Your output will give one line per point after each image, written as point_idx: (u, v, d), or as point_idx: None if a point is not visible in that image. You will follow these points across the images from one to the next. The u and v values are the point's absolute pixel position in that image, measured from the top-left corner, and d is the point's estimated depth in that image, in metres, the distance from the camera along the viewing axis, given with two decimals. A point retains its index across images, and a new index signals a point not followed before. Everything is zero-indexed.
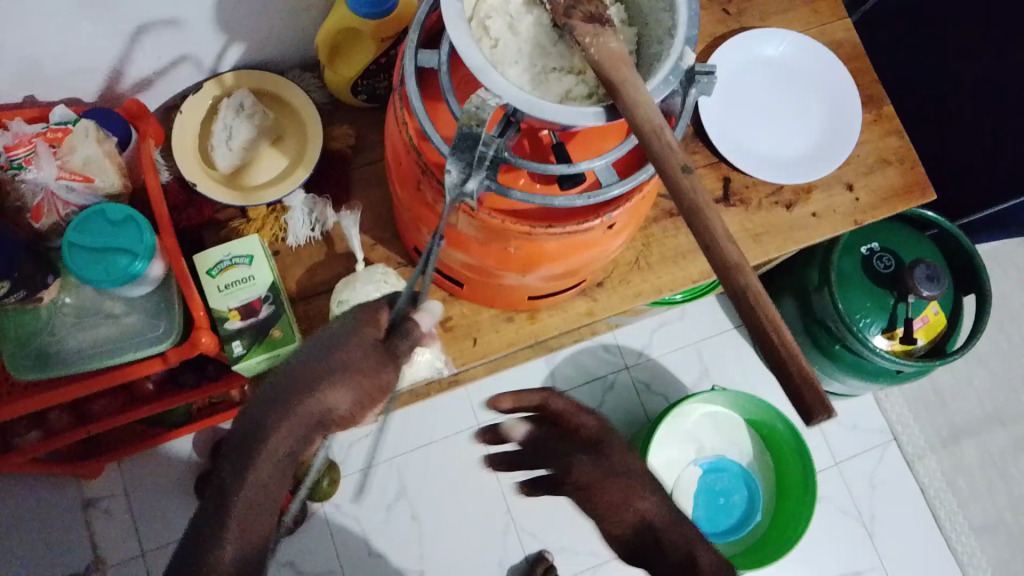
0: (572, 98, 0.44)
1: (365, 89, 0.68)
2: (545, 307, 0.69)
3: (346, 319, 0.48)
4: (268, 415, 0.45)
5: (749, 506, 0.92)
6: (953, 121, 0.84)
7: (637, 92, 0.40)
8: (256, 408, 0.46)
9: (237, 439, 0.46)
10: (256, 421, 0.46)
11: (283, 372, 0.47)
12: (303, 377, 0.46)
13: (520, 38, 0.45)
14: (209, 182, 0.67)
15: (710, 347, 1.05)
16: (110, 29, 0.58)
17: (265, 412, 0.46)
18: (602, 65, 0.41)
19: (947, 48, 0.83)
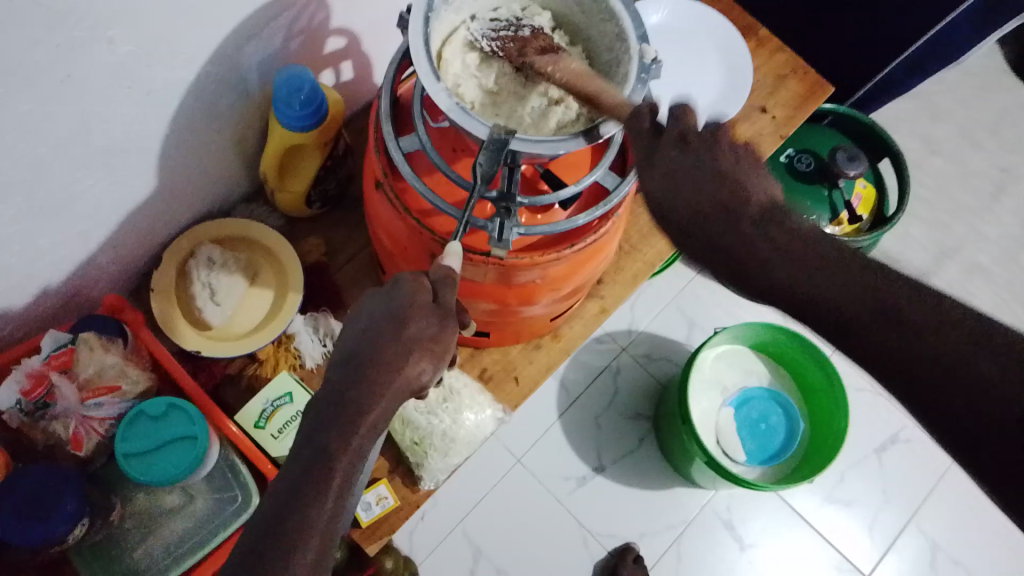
0: (566, 128, 0.48)
1: (319, 196, 0.69)
2: (564, 323, 0.72)
3: (389, 288, 0.44)
4: (353, 391, 0.40)
5: (789, 421, 0.98)
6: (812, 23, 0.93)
7: (613, 96, 0.45)
8: (334, 391, 0.41)
9: (318, 431, 0.40)
10: (342, 399, 0.40)
11: (346, 356, 0.42)
12: (384, 346, 0.41)
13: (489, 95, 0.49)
14: (209, 342, 0.64)
15: (685, 300, 1.12)
16: (69, 235, 0.57)
17: (353, 389, 0.40)
18: (572, 83, 0.46)
19: None
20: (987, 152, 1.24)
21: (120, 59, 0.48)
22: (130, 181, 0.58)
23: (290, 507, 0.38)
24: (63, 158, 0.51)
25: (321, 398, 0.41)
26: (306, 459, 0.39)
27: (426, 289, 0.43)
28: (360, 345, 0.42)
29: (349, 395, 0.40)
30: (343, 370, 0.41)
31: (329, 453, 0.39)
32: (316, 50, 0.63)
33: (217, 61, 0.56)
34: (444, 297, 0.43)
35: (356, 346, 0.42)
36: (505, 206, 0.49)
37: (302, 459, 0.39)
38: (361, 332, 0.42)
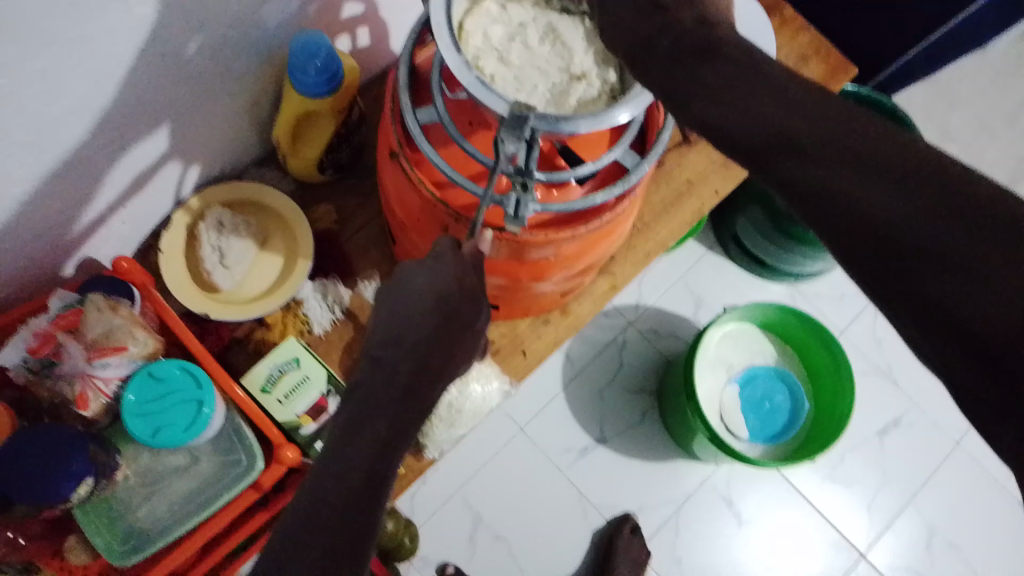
0: (587, 105, 0.48)
1: (331, 163, 0.68)
2: (573, 299, 0.71)
3: (431, 268, 0.44)
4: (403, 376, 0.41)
5: (794, 402, 0.98)
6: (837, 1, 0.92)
7: None
8: (385, 371, 0.41)
9: (378, 414, 0.39)
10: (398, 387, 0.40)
11: (392, 337, 0.42)
12: (433, 332, 0.42)
13: (511, 68, 0.48)
14: (218, 306, 0.64)
15: (694, 276, 1.11)
16: (78, 196, 0.57)
17: (412, 380, 0.41)
18: None
19: None
20: (1005, 141, 1.23)
21: (134, 19, 0.47)
22: (141, 143, 0.57)
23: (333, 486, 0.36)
24: (74, 121, 0.50)
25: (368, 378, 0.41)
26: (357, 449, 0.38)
27: (473, 274, 0.45)
28: (407, 328, 0.42)
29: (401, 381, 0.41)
30: (397, 351, 0.41)
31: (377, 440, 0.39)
32: (332, 16, 0.62)
33: (233, 24, 0.55)
34: (480, 279, 0.46)
35: (404, 329, 0.42)
36: (523, 182, 0.47)
37: (339, 426, 0.39)
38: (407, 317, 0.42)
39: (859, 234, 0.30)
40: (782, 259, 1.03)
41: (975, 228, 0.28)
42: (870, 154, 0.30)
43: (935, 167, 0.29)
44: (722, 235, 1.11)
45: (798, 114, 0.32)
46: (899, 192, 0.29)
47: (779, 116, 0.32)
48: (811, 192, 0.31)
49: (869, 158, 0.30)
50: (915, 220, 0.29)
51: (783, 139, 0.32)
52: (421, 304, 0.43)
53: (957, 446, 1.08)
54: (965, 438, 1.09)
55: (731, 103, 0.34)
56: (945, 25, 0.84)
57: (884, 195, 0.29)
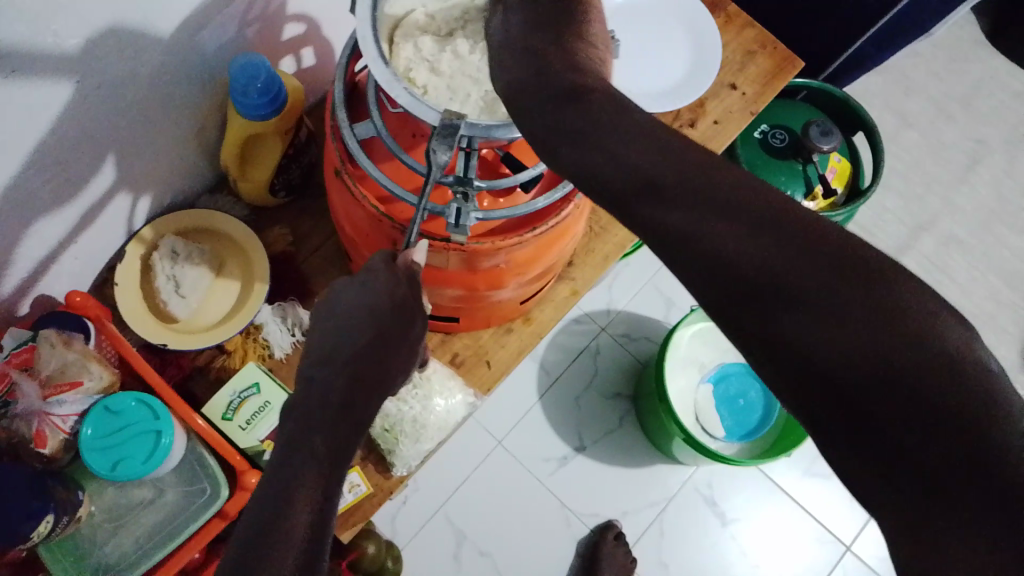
0: None
1: (283, 185, 0.68)
2: (535, 306, 0.72)
3: (358, 285, 0.45)
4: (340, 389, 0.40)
5: (767, 397, 0.98)
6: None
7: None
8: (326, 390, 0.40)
9: (317, 429, 0.38)
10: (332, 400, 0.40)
11: (325, 354, 0.42)
12: (366, 346, 0.43)
13: (444, 77, 0.49)
14: (175, 336, 0.64)
15: (663, 278, 1.12)
16: (26, 233, 0.56)
17: (350, 390, 0.41)
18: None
19: None
20: (960, 124, 1.25)
21: (67, 51, 0.47)
22: (87, 175, 0.57)
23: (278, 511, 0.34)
24: (14, 157, 0.50)
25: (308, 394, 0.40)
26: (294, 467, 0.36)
27: (403, 287, 0.45)
28: (339, 346, 0.43)
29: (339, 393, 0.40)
30: (331, 368, 0.41)
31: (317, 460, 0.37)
32: (274, 37, 0.62)
33: (171, 51, 0.54)
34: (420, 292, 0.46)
35: (338, 344, 0.42)
36: (463, 191, 0.49)
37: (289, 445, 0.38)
38: (337, 334, 0.43)
39: (730, 291, 0.28)
40: None
41: (843, 275, 0.26)
42: (737, 203, 0.28)
43: (802, 224, 0.28)
44: None
45: (662, 159, 0.30)
46: (766, 244, 0.27)
47: (644, 158, 0.30)
48: (679, 241, 0.29)
49: (736, 208, 0.28)
50: (787, 275, 0.27)
51: (645, 183, 0.30)
52: (353, 322, 0.43)
53: None
54: None
55: (600, 137, 0.32)
56: (887, 15, 0.85)
57: (749, 243, 0.28)
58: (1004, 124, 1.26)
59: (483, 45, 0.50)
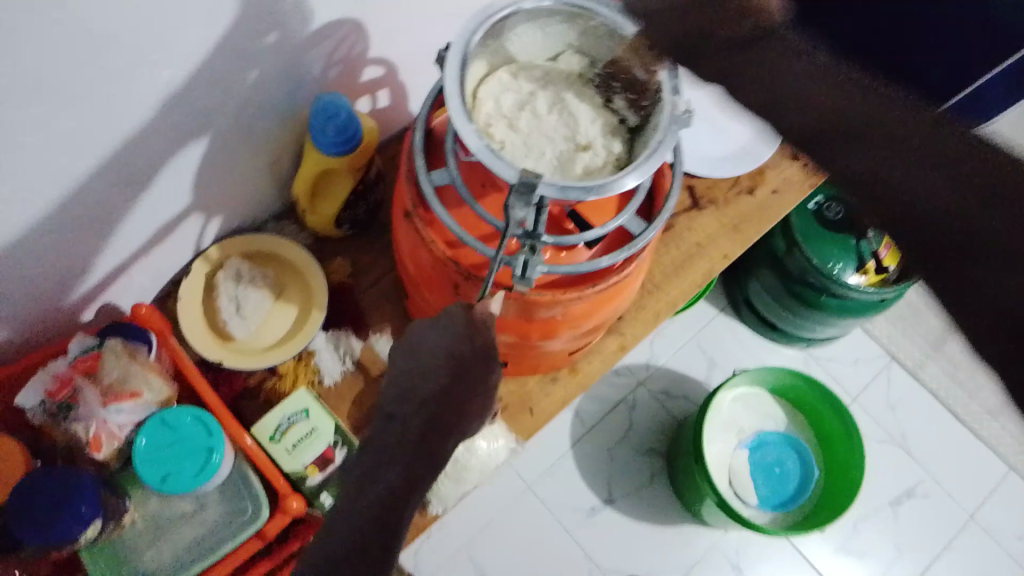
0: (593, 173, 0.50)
1: (349, 219, 0.71)
2: (581, 357, 0.72)
3: (443, 326, 0.45)
4: (419, 423, 0.43)
5: (804, 468, 0.97)
6: None
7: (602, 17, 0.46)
8: (397, 429, 0.43)
9: (395, 463, 0.41)
10: (413, 433, 0.42)
11: (407, 391, 0.43)
12: (446, 385, 0.44)
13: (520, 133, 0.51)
14: (232, 356, 0.66)
15: (706, 338, 1.12)
16: (102, 247, 0.59)
17: (426, 425, 0.42)
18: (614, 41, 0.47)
19: None
20: None
21: (166, 80, 0.49)
22: (166, 195, 0.60)
23: (369, 536, 0.40)
24: (102, 175, 0.52)
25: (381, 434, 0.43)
26: (375, 499, 0.41)
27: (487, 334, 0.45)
28: (419, 384, 0.44)
29: (419, 433, 0.42)
30: (410, 406, 0.43)
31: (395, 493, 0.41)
32: (354, 78, 0.65)
33: (259, 86, 0.57)
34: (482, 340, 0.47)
35: (419, 382, 0.44)
36: (531, 244, 0.49)
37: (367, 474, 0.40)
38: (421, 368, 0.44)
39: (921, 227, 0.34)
40: (795, 323, 1.03)
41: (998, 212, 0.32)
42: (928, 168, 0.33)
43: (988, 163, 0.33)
44: (734, 297, 1.12)
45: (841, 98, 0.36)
46: (955, 190, 0.33)
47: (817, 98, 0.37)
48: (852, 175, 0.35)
49: (936, 159, 0.33)
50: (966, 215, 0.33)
51: (836, 126, 0.36)
52: (435, 359, 0.44)
53: (974, 518, 1.06)
54: (980, 511, 1.07)
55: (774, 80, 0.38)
56: None
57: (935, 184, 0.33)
58: None
59: (560, 109, 0.53)
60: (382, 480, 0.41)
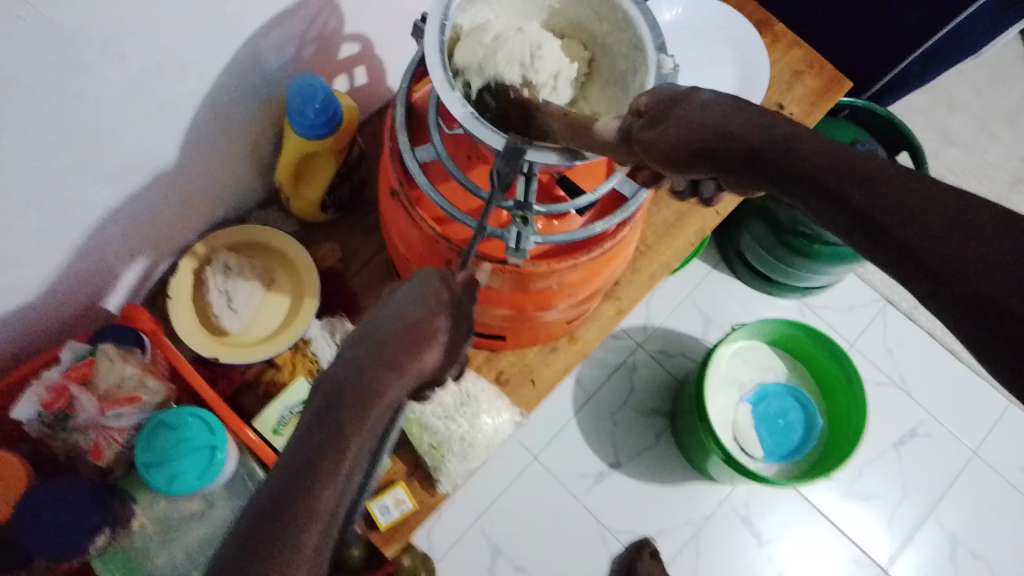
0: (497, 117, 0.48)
1: (334, 202, 0.69)
2: (580, 325, 0.71)
3: (409, 283, 0.43)
4: (374, 367, 0.37)
5: (807, 417, 0.98)
6: (834, 14, 0.95)
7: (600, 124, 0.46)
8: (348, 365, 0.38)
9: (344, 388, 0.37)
10: (362, 372, 0.37)
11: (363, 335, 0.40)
12: (408, 331, 0.40)
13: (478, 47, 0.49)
14: (227, 350, 0.65)
15: (701, 295, 1.11)
16: (85, 250, 0.57)
17: (377, 363, 0.38)
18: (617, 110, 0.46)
19: None
20: (1005, 143, 1.27)
21: (134, 74, 0.48)
22: (146, 192, 0.58)
23: (301, 488, 0.33)
24: (77, 175, 0.51)
25: (334, 374, 0.38)
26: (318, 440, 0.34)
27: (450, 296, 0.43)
28: (378, 331, 0.39)
29: (368, 371, 0.37)
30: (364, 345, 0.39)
31: (343, 430, 0.35)
32: (328, 57, 0.63)
33: (232, 71, 0.55)
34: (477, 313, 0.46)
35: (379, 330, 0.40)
36: (522, 215, 0.49)
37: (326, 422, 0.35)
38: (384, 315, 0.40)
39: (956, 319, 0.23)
40: (789, 274, 1.02)
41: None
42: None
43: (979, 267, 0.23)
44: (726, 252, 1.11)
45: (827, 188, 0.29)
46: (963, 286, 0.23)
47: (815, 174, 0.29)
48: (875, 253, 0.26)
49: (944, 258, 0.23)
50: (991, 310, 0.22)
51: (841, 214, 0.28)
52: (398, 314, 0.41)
53: (976, 454, 1.08)
54: (983, 446, 1.09)
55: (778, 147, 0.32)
56: (938, 34, 0.86)
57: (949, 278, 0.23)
58: None
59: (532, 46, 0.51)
60: (327, 420, 0.36)
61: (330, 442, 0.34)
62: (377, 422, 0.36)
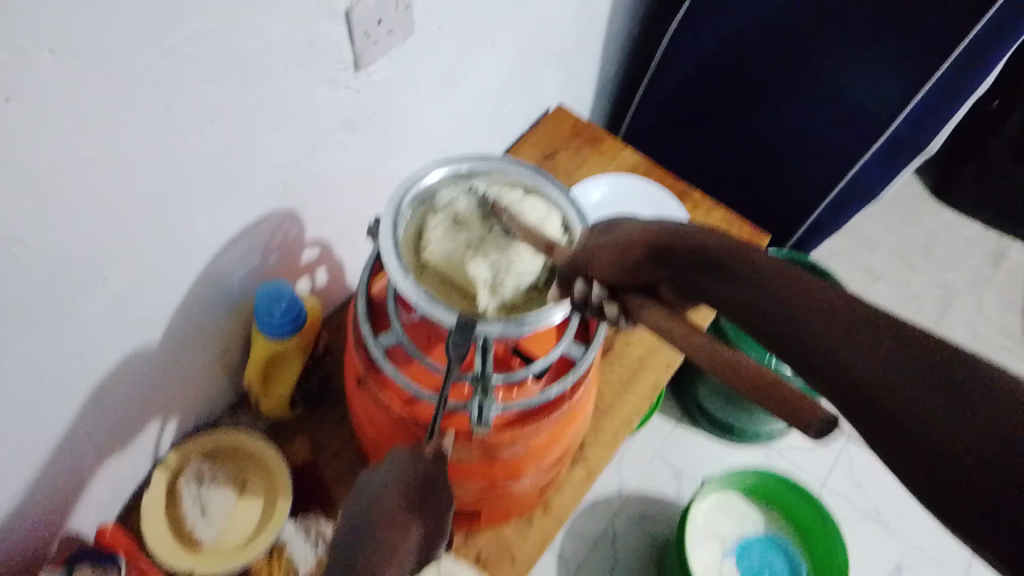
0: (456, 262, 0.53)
1: (302, 397, 0.72)
2: (552, 492, 0.73)
3: (391, 459, 0.45)
4: (367, 557, 0.40)
5: (790, 564, 0.98)
6: (745, 179, 1.06)
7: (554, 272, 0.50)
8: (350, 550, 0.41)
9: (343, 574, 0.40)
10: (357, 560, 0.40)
11: (355, 521, 0.42)
12: (394, 513, 0.42)
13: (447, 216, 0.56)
14: (201, 560, 0.64)
15: (669, 451, 1.13)
16: (60, 469, 0.58)
17: (368, 549, 0.40)
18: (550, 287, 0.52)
19: (713, 132, 1.04)
20: (924, 275, 1.37)
21: (113, 295, 0.52)
22: (121, 405, 0.60)
23: None
24: (56, 395, 0.53)
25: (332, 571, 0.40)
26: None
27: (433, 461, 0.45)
28: (365, 518, 0.42)
29: (362, 562, 0.40)
30: (358, 534, 0.41)
31: None
32: (293, 262, 0.68)
33: (202, 284, 0.59)
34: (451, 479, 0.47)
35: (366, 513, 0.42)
36: (482, 385, 0.53)
37: None
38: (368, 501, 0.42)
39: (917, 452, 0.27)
40: (747, 418, 1.06)
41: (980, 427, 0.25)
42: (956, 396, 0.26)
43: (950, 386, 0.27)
44: (686, 405, 1.15)
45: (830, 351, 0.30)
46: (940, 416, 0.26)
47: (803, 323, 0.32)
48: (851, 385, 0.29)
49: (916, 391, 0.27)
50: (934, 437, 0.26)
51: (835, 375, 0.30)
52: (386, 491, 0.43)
53: None
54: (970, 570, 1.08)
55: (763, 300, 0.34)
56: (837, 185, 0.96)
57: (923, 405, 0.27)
58: (961, 270, 1.39)
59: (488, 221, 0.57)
60: None
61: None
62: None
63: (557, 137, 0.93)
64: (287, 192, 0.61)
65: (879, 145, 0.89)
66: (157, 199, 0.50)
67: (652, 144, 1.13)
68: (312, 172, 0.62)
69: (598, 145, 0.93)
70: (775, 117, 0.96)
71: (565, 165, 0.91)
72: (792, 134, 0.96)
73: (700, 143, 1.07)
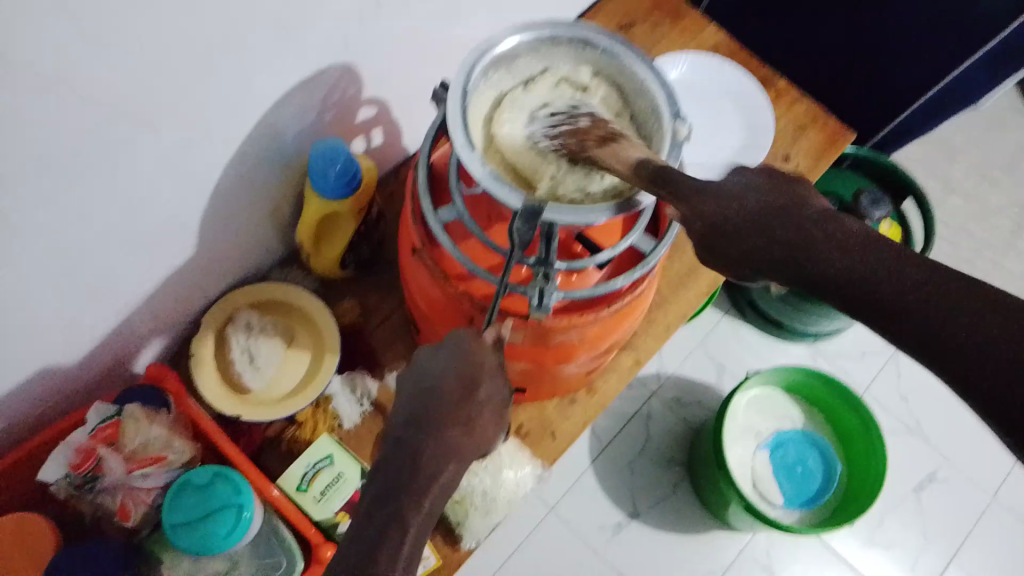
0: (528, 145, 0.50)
1: (353, 259, 0.71)
2: (597, 377, 0.72)
3: (449, 345, 0.45)
4: (424, 442, 0.40)
5: (826, 464, 0.97)
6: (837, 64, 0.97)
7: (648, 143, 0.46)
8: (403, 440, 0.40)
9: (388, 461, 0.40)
10: (412, 450, 0.40)
11: (407, 412, 0.41)
12: (450, 400, 0.42)
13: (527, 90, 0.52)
14: (250, 408, 0.65)
15: (712, 343, 1.12)
16: (112, 312, 0.58)
17: (423, 437, 0.40)
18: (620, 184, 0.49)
19: (807, 11, 0.95)
20: (1006, 187, 1.29)
21: (166, 141, 0.49)
22: (172, 254, 0.59)
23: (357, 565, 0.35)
24: (107, 239, 0.52)
25: (385, 451, 0.40)
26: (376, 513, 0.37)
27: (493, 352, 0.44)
28: (424, 402, 0.42)
29: (420, 449, 0.40)
30: (414, 422, 0.41)
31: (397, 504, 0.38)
32: (348, 121, 0.65)
33: (258, 137, 0.57)
34: (499, 364, 0.46)
35: (421, 399, 0.42)
36: (544, 272, 0.50)
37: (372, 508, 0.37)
38: (425, 384, 0.42)
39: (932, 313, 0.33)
40: (800, 320, 1.03)
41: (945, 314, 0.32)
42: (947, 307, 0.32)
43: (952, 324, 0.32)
44: (736, 300, 1.12)
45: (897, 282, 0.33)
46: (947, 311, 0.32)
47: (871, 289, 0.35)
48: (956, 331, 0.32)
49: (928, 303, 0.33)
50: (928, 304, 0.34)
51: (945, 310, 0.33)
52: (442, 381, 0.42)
53: (995, 498, 1.07)
54: (1002, 490, 1.08)
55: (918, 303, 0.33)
56: (938, 84, 0.88)
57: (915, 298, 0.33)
58: None
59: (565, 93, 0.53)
60: (382, 495, 0.38)
61: (383, 521, 0.37)
62: (428, 498, 0.39)
63: (637, 7, 0.85)
64: (346, 47, 0.57)
65: (994, 44, 0.81)
66: (216, 41, 0.46)
67: (737, 20, 1.03)
68: (375, 25, 0.58)
69: (680, 18, 0.86)
70: (879, 0, 0.87)
71: (642, 37, 0.84)
72: (897, 22, 0.87)
73: (788, 21, 0.98)
